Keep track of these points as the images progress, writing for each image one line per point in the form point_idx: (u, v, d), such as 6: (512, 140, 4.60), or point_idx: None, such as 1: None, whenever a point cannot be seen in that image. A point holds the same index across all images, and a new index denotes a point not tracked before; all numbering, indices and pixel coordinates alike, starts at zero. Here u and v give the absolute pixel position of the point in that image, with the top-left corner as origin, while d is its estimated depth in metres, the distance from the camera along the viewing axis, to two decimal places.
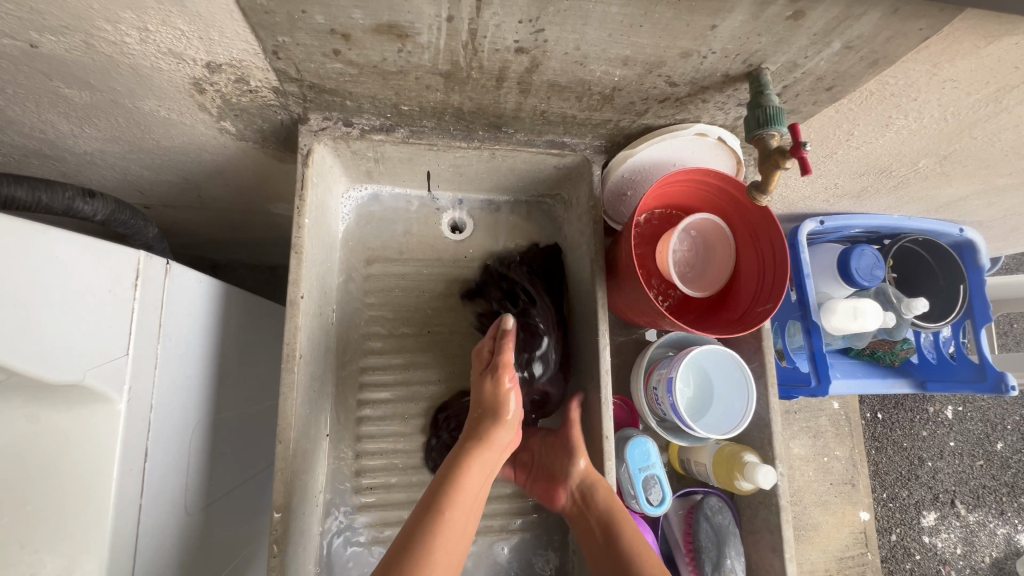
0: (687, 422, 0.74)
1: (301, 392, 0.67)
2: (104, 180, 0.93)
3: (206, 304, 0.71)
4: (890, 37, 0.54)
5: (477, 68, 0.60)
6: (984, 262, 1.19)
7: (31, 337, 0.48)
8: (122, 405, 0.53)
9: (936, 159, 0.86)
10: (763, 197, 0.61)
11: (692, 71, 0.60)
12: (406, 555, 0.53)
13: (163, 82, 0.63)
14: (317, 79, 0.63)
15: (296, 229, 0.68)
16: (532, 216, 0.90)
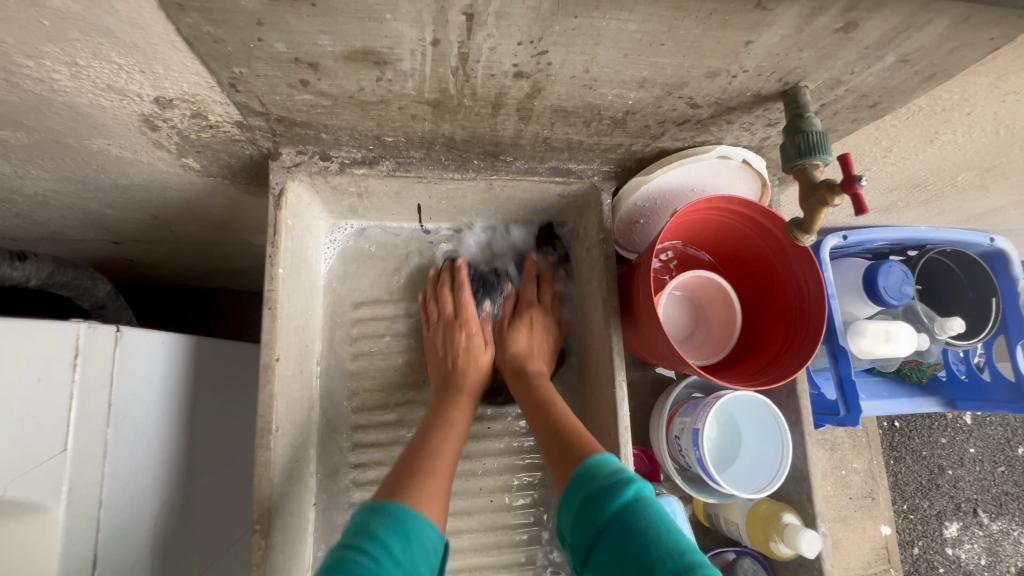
0: (716, 479, 0.65)
1: (280, 468, 0.59)
2: (64, 219, 0.85)
3: (169, 365, 0.63)
4: (955, 49, 0.46)
5: (470, 95, 0.52)
6: (1017, 272, 1.09)
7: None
8: (59, 511, 0.45)
9: (977, 172, 0.78)
10: (805, 235, 0.52)
11: (718, 92, 0.52)
12: (405, 479, 0.53)
13: (108, 120, 0.55)
14: (286, 112, 0.54)
15: (268, 281, 0.60)
16: (534, 246, 0.82)
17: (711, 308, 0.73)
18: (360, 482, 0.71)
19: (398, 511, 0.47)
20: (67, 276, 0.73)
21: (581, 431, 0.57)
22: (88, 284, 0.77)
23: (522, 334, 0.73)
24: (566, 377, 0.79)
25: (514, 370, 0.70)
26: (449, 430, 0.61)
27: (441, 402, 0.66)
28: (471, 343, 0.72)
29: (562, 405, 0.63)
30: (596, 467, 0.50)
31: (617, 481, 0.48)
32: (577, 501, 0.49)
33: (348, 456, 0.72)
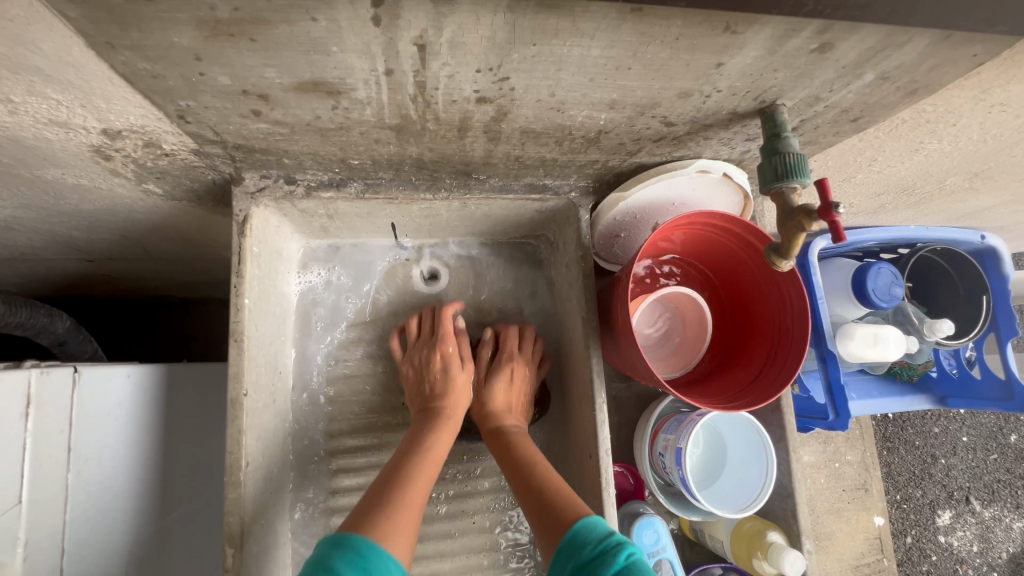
0: (697, 499, 0.65)
1: (252, 504, 0.58)
2: (31, 242, 0.83)
3: (137, 398, 0.62)
4: (936, 66, 0.44)
5: (433, 120, 0.49)
6: (1008, 270, 1.06)
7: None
8: (16, 566, 0.44)
9: (966, 176, 0.76)
10: (783, 261, 0.51)
11: (693, 111, 0.50)
12: (373, 511, 0.52)
13: (57, 152, 0.52)
14: (243, 140, 0.52)
15: (233, 312, 0.58)
16: (515, 260, 0.80)
17: (682, 330, 0.72)
18: (341, 508, 0.70)
19: (363, 547, 0.47)
20: (21, 314, 0.74)
21: (572, 499, 0.55)
22: (43, 320, 0.77)
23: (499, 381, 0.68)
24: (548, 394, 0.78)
25: (488, 426, 0.67)
26: (427, 457, 0.60)
27: (420, 428, 0.64)
28: (448, 366, 0.68)
29: (542, 463, 0.61)
30: (582, 529, 0.50)
31: (603, 541, 0.48)
32: (566, 575, 0.48)
33: (328, 481, 0.71)
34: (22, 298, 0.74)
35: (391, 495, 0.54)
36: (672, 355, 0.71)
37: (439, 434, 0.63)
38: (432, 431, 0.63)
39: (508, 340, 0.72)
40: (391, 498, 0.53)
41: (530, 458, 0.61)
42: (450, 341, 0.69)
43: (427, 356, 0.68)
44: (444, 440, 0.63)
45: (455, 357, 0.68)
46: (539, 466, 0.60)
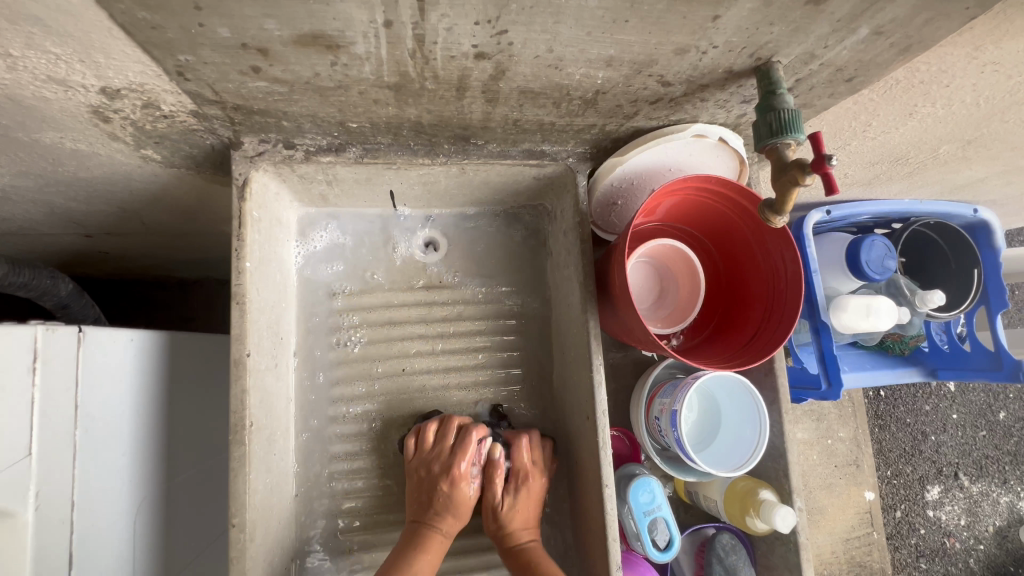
0: (692, 459, 0.66)
1: (257, 463, 0.59)
2: (28, 213, 0.82)
3: (141, 362, 0.62)
4: (930, 20, 0.44)
5: (432, 78, 0.50)
6: (1000, 243, 1.10)
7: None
8: (28, 515, 0.45)
9: (959, 144, 0.77)
10: (777, 217, 0.51)
11: (689, 69, 0.51)
12: None
13: (55, 112, 0.52)
14: (241, 100, 0.52)
15: (234, 275, 0.59)
16: (513, 230, 0.80)
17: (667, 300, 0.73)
18: (343, 472, 0.71)
19: None
20: (24, 275, 0.75)
21: None
22: (45, 284, 0.78)
23: (517, 504, 0.66)
24: (546, 361, 0.79)
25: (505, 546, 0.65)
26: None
27: (406, 547, 0.62)
28: (455, 502, 0.65)
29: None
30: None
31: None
32: None
33: (330, 446, 0.72)
34: (24, 261, 0.75)
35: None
36: (662, 317, 0.72)
37: (418, 564, 0.60)
38: (422, 551, 0.62)
39: (522, 453, 0.68)
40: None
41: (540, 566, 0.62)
42: (464, 472, 0.65)
43: (432, 485, 0.65)
44: (431, 557, 0.62)
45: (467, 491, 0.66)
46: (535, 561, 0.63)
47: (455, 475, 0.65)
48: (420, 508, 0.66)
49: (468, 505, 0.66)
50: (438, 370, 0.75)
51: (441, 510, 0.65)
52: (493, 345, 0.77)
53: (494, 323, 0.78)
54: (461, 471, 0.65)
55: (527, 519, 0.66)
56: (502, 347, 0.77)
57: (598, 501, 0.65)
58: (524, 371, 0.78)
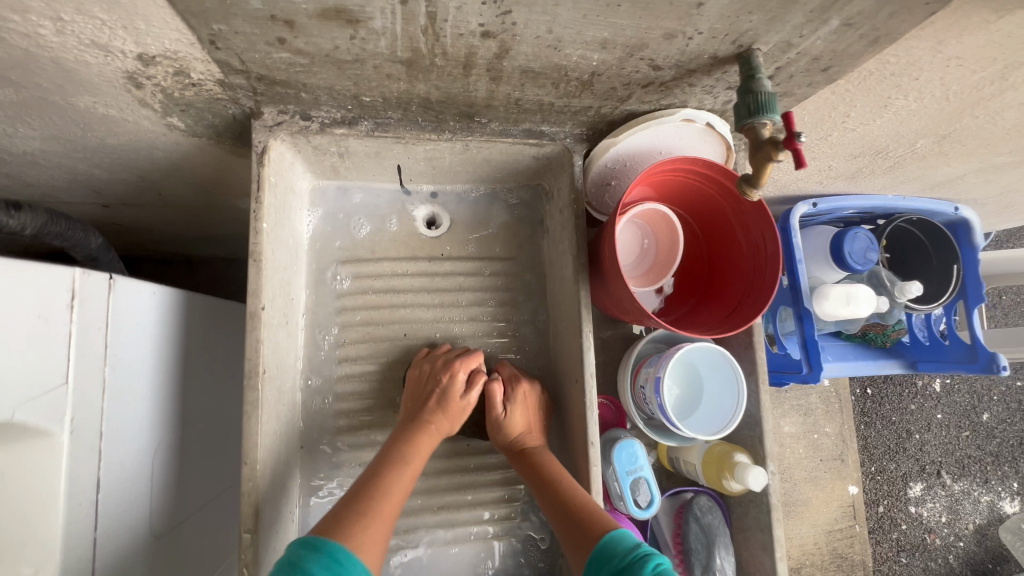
0: (674, 423, 0.71)
1: (268, 409, 0.63)
2: (52, 180, 0.86)
3: (160, 314, 0.66)
4: (893, 13, 0.49)
5: (441, 55, 0.54)
6: (979, 241, 1.14)
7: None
8: (64, 438, 0.49)
9: (934, 139, 0.81)
10: (754, 190, 0.57)
11: (677, 54, 0.55)
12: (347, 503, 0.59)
13: (92, 76, 0.57)
14: (265, 70, 0.57)
15: (252, 235, 0.63)
16: (512, 208, 0.85)
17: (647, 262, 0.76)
18: (346, 427, 0.76)
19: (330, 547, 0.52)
20: None
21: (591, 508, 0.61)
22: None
23: (515, 409, 0.71)
24: (539, 332, 0.83)
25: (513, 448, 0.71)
26: (403, 466, 0.64)
27: (403, 438, 0.66)
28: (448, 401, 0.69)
29: (565, 476, 0.66)
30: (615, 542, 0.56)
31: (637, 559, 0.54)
32: None
33: (335, 403, 0.76)
34: (59, 214, 0.79)
35: (364, 512, 0.58)
36: (645, 278, 0.75)
37: (411, 457, 0.65)
38: (414, 443, 0.66)
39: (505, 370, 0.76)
40: (360, 517, 0.57)
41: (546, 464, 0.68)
42: (463, 369, 0.70)
43: (429, 385, 0.70)
44: (424, 449, 0.66)
45: (460, 392, 0.70)
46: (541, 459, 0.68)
47: (452, 376, 0.70)
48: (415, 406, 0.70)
49: (461, 409, 0.70)
50: (437, 336, 0.80)
51: (437, 407, 0.69)
52: (490, 314, 0.82)
53: (491, 294, 0.82)
54: (460, 372, 0.70)
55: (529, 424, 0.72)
56: (499, 317, 0.82)
57: (584, 459, 0.70)
58: (519, 340, 0.82)
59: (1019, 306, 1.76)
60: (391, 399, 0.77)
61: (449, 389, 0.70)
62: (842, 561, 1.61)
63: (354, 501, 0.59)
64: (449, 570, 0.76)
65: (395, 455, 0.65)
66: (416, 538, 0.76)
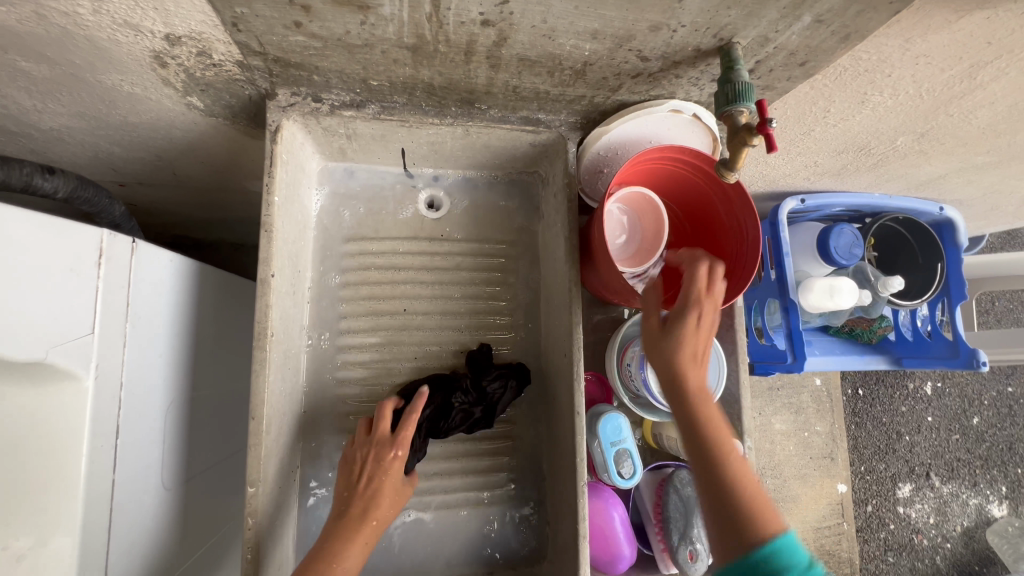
0: (656, 397, 0.75)
1: (274, 370, 0.68)
2: (75, 157, 0.88)
3: (177, 282, 0.71)
4: (860, 11, 0.54)
5: (444, 41, 0.59)
6: (962, 241, 1.17)
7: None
8: (89, 382, 0.53)
9: (913, 137, 0.85)
10: (732, 173, 0.63)
11: (663, 46, 0.60)
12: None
13: (122, 55, 0.61)
14: (282, 52, 0.61)
15: (265, 207, 0.68)
16: (510, 193, 0.89)
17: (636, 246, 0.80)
18: (347, 395, 0.81)
19: None
20: (89, 193, 0.81)
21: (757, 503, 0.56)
22: (104, 203, 0.84)
23: (682, 338, 0.62)
24: (532, 311, 0.88)
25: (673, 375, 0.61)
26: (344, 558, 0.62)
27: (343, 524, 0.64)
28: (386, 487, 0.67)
29: (721, 425, 0.60)
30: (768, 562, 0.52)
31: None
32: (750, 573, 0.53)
33: (337, 372, 0.81)
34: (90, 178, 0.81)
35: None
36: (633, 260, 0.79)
37: (351, 550, 0.62)
38: (355, 533, 0.63)
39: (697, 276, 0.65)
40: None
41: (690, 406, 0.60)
42: (404, 448, 0.69)
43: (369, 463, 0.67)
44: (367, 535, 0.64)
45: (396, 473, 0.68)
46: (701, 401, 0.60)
47: (390, 454, 0.68)
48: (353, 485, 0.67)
49: (395, 492, 0.68)
50: (435, 313, 0.84)
51: (372, 494, 0.66)
52: (486, 293, 0.86)
53: (488, 275, 0.87)
54: (398, 459, 0.68)
55: (693, 348, 0.62)
56: (495, 296, 0.86)
57: (570, 428, 0.74)
58: (513, 318, 0.87)
59: (1010, 312, 1.79)
60: (390, 370, 0.82)
61: (389, 471, 0.67)
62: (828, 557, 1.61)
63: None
64: (440, 533, 0.80)
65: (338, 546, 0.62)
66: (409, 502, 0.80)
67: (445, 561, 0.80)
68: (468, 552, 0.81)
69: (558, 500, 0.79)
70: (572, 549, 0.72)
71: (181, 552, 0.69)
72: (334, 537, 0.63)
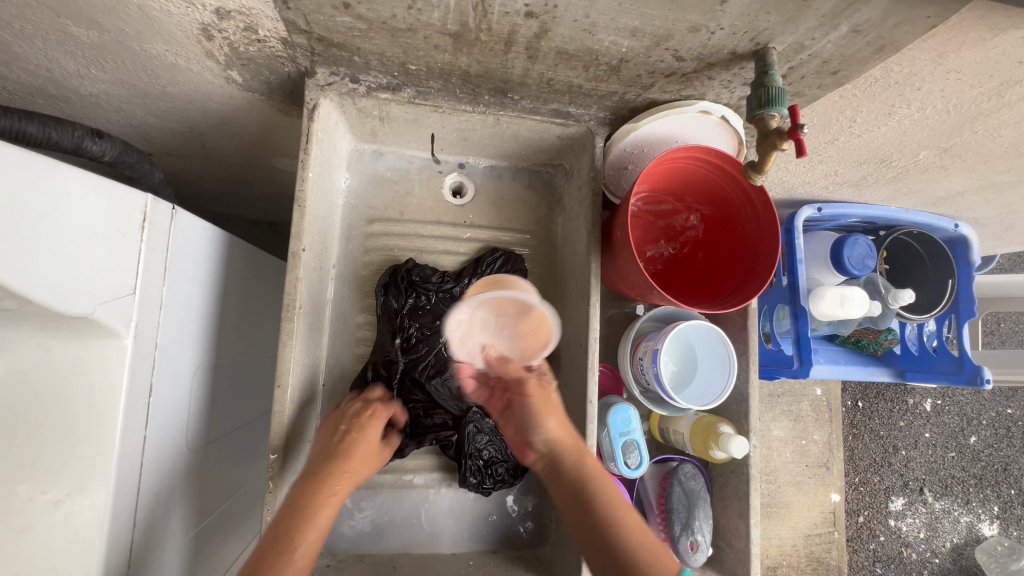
0: (668, 393, 0.76)
1: (299, 340, 0.70)
2: (109, 124, 0.90)
3: (210, 251, 0.72)
4: (898, 24, 0.55)
5: (486, 30, 0.60)
6: (975, 259, 1.18)
7: (44, 256, 0.48)
8: (128, 340, 0.55)
9: (936, 152, 0.86)
10: (759, 176, 0.65)
11: (699, 47, 0.61)
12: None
13: (171, 25, 0.63)
14: (326, 32, 0.63)
15: (299, 182, 0.70)
16: (533, 186, 0.91)
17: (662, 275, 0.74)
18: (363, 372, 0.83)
19: None
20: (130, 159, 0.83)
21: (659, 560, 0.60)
22: (145, 169, 0.85)
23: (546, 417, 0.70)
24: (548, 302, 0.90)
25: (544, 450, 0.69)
26: (312, 526, 0.61)
27: (313, 490, 0.63)
28: (367, 432, 0.70)
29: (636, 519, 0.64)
30: None
31: None
32: None
33: (356, 349, 0.84)
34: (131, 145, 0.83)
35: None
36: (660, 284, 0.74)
37: (322, 505, 0.62)
38: (324, 500, 0.63)
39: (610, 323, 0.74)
40: None
41: (609, 490, 0.65)
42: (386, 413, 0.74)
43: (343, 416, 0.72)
44: (323, 522, 0.62)
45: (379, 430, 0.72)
46: (602, 488, 0.65)
47: (375, 415, 0.73)
48: (330, 435, 0.69)
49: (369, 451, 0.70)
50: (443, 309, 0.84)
51: (354, 441, 0.69)
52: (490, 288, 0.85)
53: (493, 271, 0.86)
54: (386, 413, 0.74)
55: (603, 476, 0.66)
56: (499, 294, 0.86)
57: (581, 416, 0.76)
58: None
59: (1015, 334, 1.80)
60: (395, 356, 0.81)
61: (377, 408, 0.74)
62: (819, 565, 1.54)
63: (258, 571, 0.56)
64: (447, 511, 0.82)
65: (303, 508, 0.61)
66: (421, 478, 0.82)
67: (451, 537, 0.82)
68: (474, 529, 0.83)
69: None
70: None
71: (200, 510, 0.72)
72: (293, 508, 0.61)
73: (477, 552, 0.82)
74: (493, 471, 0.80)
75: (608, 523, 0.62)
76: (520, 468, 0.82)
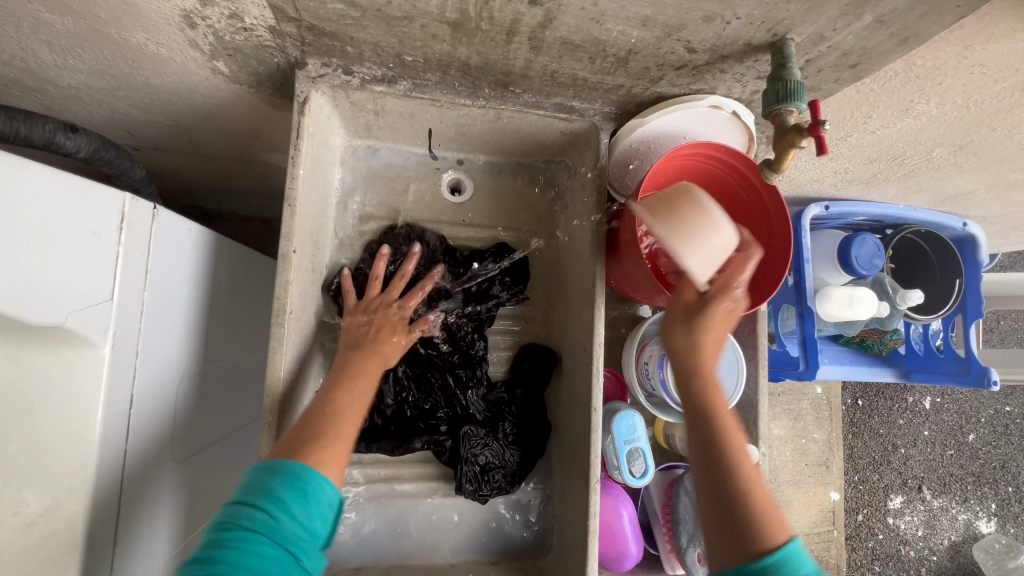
0: (675, 400, 0.74)
1: (290, 347, 0.67)
2: (91, 117, 0.86)
3: (195, 253, 0.69)
4: (925, 14, 0.52)
5: (487, 19, 0.57)
6: (983, 256, 1.15)
7: (12, 261, 0.46)
8: (106, 350, 0.52)
9: (951, 149, 0.83)
10: (774, 174, 0.62)
11: (713, 38, 0.58)
12: (293, 452, 0.56)
13: (151, 12, 0.59)
14: (317, 20, 0.59)
15: (289, 180, 0.66)
16: (534, 183, 0.88)
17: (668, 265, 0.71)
18: None
19: (295, 471, 0.53)
20: (110, 155, 0.79)
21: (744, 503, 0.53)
22: (125, 165, 0.82)
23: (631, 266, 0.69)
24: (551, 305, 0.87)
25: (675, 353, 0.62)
26: (342, 400, 0.62)
27: (342, 373, 0.65)
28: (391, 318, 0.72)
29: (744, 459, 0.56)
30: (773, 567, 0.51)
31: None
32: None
33: None
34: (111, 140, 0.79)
35: (315, 442, 0.57)
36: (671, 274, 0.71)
37: (354, 381, 0.64)
38: (356, 375, 0.65)
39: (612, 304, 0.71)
40: (319, 435, 0.58)
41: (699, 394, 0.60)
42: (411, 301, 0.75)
43: (379, 311, 0.72)
44: (359, 400, 0.63)
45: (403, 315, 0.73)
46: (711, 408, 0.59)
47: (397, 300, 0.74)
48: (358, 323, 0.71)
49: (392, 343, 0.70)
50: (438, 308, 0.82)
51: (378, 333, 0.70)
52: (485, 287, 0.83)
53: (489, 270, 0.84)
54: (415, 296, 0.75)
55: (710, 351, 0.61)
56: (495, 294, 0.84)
57: (585, 424, 0.73)
58: (531, 310, 0.87)
59: (1015, 331, 1.79)
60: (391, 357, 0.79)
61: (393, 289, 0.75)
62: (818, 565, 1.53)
63: (302, 433, 0.58)
64: (446, 521, 0.80)
65: (336, 385, 0.64)
66: (418, 487, 0.80)
67: (450, 546, 0.79)
68: (474, 539, 0.80)
69: (566, 495, 0.78)
70: (580, 544, 0.71)
71: (187, 524, 0.69)
72: (327, 397, 0.63)
73: (476, 563, 0.79)
74: (490, 477, 0.78)
75: (716, 444, 0.56)
76: (520, 474, 0.79)
